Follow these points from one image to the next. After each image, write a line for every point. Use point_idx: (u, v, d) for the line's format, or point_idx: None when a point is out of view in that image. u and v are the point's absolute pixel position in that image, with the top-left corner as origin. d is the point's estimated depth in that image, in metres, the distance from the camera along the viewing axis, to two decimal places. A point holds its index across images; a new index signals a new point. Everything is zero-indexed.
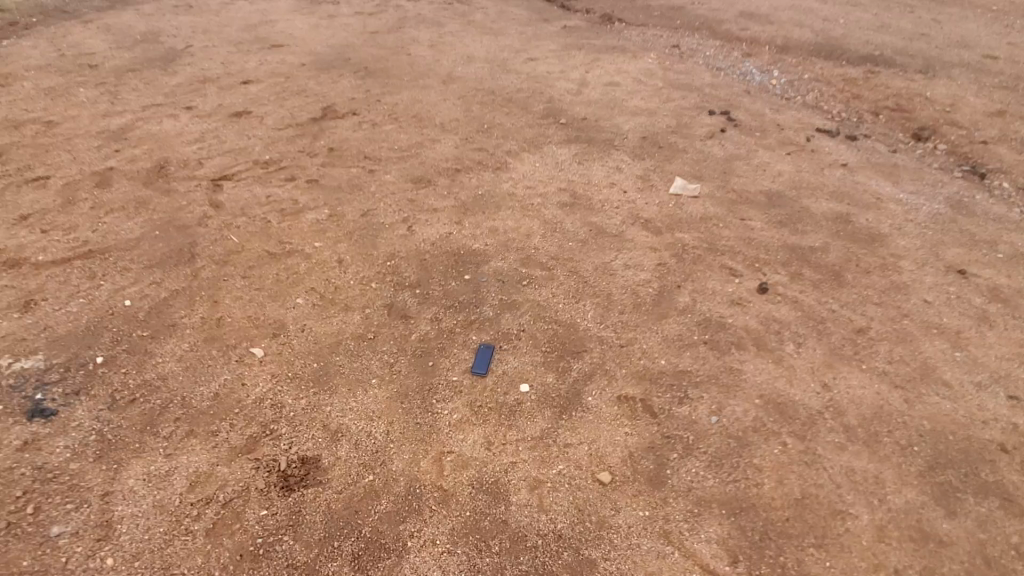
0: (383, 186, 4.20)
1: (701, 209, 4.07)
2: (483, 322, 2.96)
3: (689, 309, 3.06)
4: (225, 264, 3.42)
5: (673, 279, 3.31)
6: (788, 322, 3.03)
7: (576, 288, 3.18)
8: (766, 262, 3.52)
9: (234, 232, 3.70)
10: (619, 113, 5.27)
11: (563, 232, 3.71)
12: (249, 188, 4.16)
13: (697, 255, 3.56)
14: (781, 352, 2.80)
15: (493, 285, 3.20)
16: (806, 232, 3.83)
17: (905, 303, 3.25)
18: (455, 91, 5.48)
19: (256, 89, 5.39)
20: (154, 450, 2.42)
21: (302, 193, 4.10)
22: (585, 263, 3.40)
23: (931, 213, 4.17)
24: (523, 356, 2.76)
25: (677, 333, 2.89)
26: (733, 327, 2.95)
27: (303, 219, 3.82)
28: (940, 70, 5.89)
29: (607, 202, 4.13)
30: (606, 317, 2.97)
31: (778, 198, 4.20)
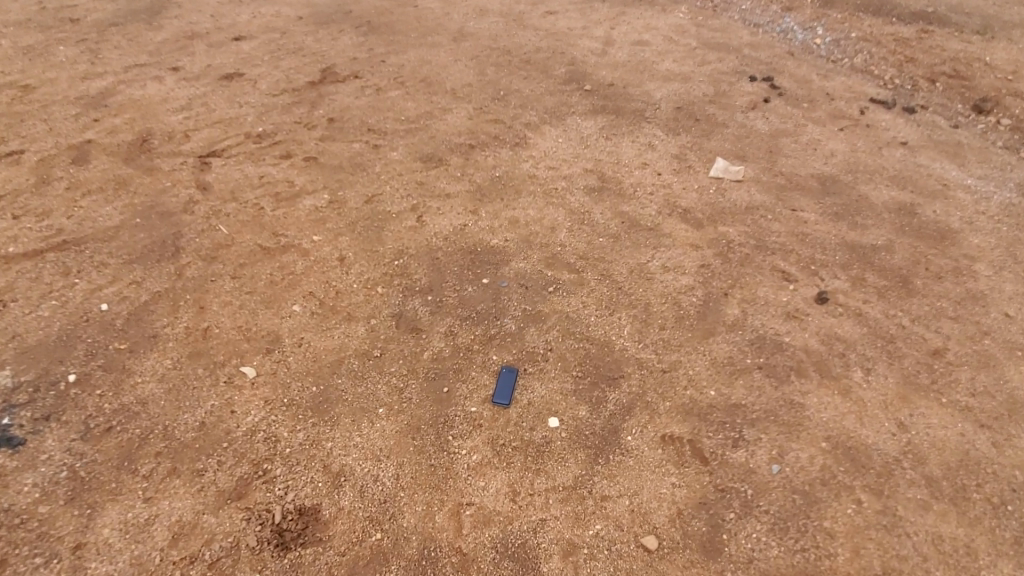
0: (389, 166, 3.75)
1: (746, 195, 3.61)
2: (504, 338, 2.60)
3: (739, 324, 2.67)
4: (213, 261, 3.04)
5: (719, 285, 2.90)
6: (853, 342, 2.65)
7: (609, 297, 2.80)
8: (822, 265, 3.11)
9: (223, 221, 3.30)
10: (649, 78, 4.70)
11: (591, 224, 3.28)
12: (240, 167, 3.72)
13: (745, 254, 3.14)
14: (848, 382, 2.44)
15: (515, 291, 2.82)
16: (866, 227, 3.39)
17: (983, 317, 2.84)
18: (467, 50, 4.91)
19: (248, 47, 4.85)
20: (133, 492, 2.13)
21: (299, 173, 3.67)
22: (618, 265, 2.99)
23: (1004, 203, 3.67)
24: (552, 382, 2.42)
25: (727, 355, 2.52)
26: (791, 349, 2.57)
27: (300, 205, 3.41)
28: (1000, 30, 5.22)
29: (639, 185, 3.65)
30: (644, 334, 2.60)
31: (831, 183, 3.72)
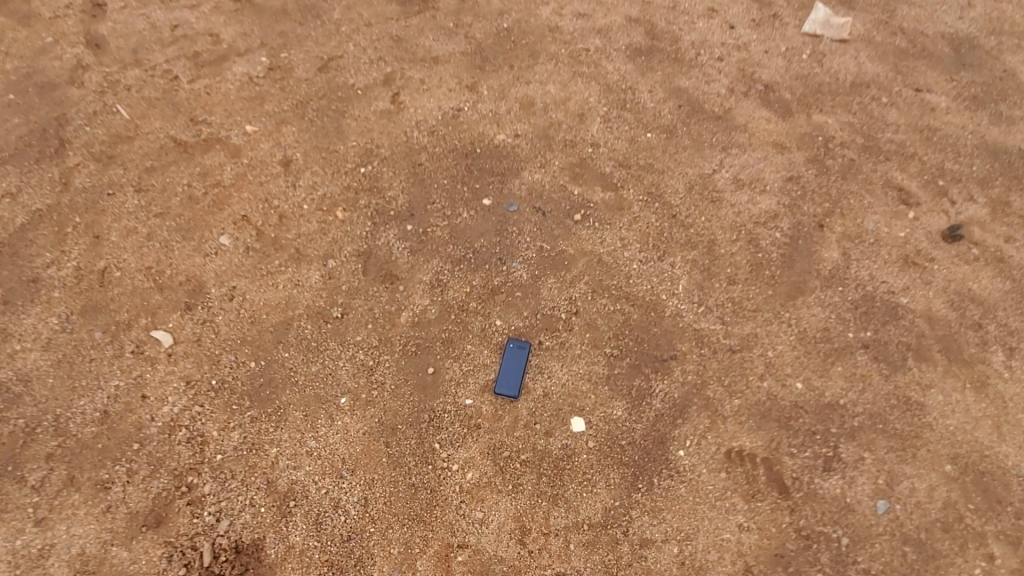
0: (351, 11, 2.61)
1: (851, 63, 2.53)
2: (512, 293, 1.88)
3: (840, 275, 1.92)
4: (111, 164, 2.19)
5: (812, 212, 2.07)
6: (992, 305, 1.91)
7: (659, 231, 1.98)
8: (953, 179, 2.22)
9: (124, 100, 2.35)
10: None
11: (636, 109, 2.31)
12: (144, 12, 2.59)
13: (849, 161, 2.23)
14: (985, 369, 1.77)
15: (526, 219, 2.01)
16: (1015, 118, 2.42)
17: None
18: None
19: None
20: (20, 511, 1.60)
21: (224, 20, 2.57)
22: (673, 177, 2.12)
23: None
24: (576, 365, 1.76)
25: (822, 327, 1.81)
26: (909, 318, 1.84)
27: (229, 76, 2.41)
28: None
29: (703, 44, 2.55)
30: (707, 293, 1.86)
31: (968, 48, 2.62)
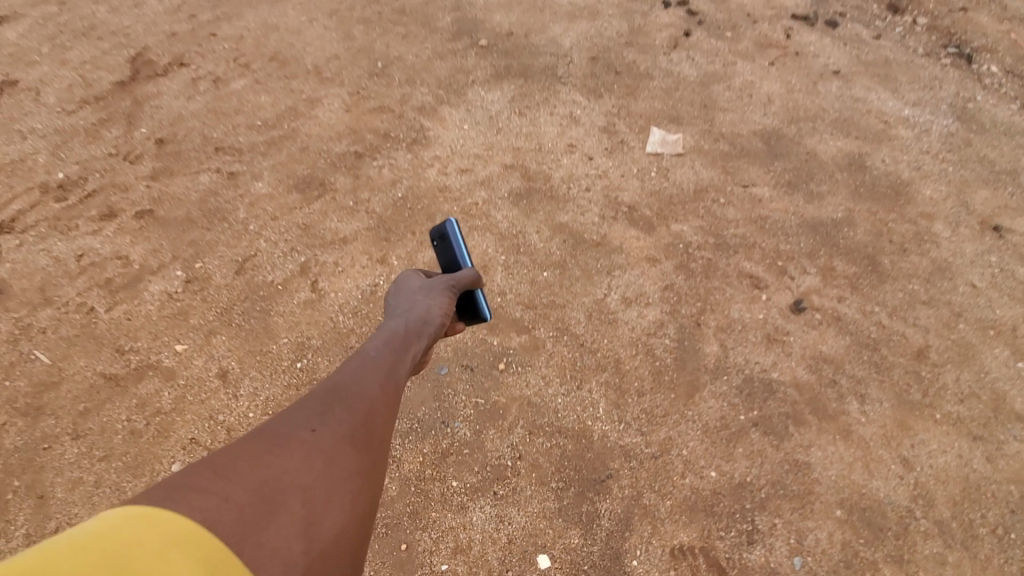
0: (255, 207, 2.84)
1: (691, 173, 3.00)
2: (461, 452, 2.12)
3: (722, 367, 2.33)
4: (39, 415, 2.25)
5: (690, 312, 2.50)
6: (840, 361, 2.38)
7: (572, 363, 2.31)
8: (788, 258, 2.71)
9: (41, 344, 2.42)
10: (552, 18, 3.72)
11: (529, 252, 2.68)
12: (45, 246, 2.70)
13: (707, 260, 2.68)
14: (847, 419, 2.22)
15: (459, 378, 2.27)
16: (822, 195, 2.95)
17: (953, 295, 2.65)
18: (321, 3, 3.80)
19: (19, 38, 3.59)
20: None
21: (131, 240, 2.72)
22: (573, 307, 2.49)
23: (943, 136, 3.29)
24: (529, 507, 2.01)
25: (719, 416, 2.20)
26: (782, 390, 2.28)
27: (146, 296, 2.54)
28: None
29: (570, 179, 2.96)
30: (623, 410, 2.20)
31: (775, 140, 3.17)
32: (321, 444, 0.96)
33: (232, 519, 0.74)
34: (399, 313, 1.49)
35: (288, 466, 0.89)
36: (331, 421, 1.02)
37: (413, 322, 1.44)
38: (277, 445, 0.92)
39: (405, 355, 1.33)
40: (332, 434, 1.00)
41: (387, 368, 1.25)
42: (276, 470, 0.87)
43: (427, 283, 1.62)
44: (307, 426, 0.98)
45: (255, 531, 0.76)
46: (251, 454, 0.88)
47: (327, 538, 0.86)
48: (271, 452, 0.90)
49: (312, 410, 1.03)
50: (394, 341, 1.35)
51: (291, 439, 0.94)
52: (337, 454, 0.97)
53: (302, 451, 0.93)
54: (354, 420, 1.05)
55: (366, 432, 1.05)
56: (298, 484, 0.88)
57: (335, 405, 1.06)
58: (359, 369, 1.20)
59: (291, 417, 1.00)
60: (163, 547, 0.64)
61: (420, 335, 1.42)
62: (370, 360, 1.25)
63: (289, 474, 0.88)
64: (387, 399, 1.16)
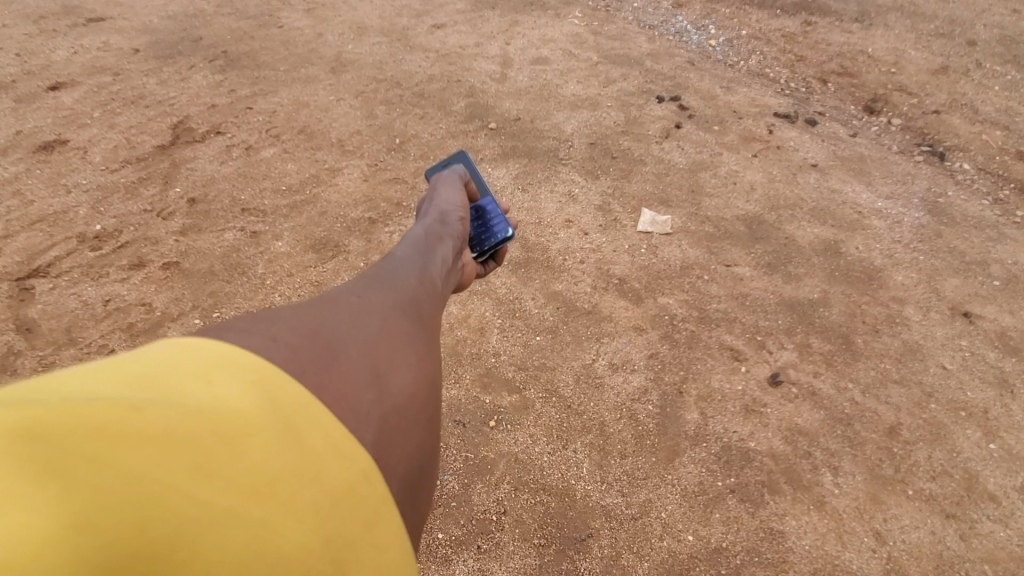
0: (274, 263, 3.07)
1: (678, 252, 3.24)
2: (449, 504, 2.27)
3: (702, 434, 2.49)
4: None
5: (672, 381, 2.66)
6: (815, 434, 2.52)
7: (559, 422, 2.50)
8: (767, 333, 2.88)
9: None
10: (556, 107, 4.11)
11: (525, 317, 2.88)
12: (75, 290, 2.92)
13: (691, 332, 2.86)
14: (821, 490, 2.34)
15: (451, 433, 2.46)
16: (799, 277, 3.15)
17: (925, 376, 2.76)
18: (349, 85, 4.22)
19: (75, 103, 3.99)
20: None
21: (156, 288, 2.93)
22: (563, 371, 2.67)
23: (914, 227, 3.48)
24: (511, 561, 2.14)
25: (696, 482, 2.35)
26: (758, 459, 2.42)
27: (165, 340, 2.73)
28: (876, 17, 5.24)
29: (567, 251, 3.19)
30: (606, 471, 2.36)
31: (757, 225, 3.41)
32: (370, 307, 0.99)
33: (290, 358, 0.76)
34: (420, 226, 1.54)
35: (340, 318, 0.91)
36: (377, 292, 1.05)
37: (433, 232, 1.49)
38: (332, 306, 0.95)
39: (436, 257, 1.37)
40: (380, 301, 1.02)
41: (422, 264, 1.29)
42: (331, 324, 0.89)
43: (450, 205, 1.69)
44: (353, 292, 1.02)
45: (318, 369, 0.78)
46: (306, 311, 0.90)
47: (393, 389, 0.87)
48: (325, 310, 0.92)
49: (356, 285, 1.06)
50: (422, 245, 1.39)
51: (340, 303, 0.96)
52: (387, 318, 0.99)
53: (353, 310, 0.95)
54: (399, 295, 1.08)
55: (410, 303, 1.08)
56: (355, 336, 0.89)
57: (376, 282, 1.09)
58: (397, 263, 1.24)
59: (337, 290, 1.03)
60: (200, 368, 0.64)
61: (441, 239, 1.48)
62: (404, 256, 1.29)
63: (344, 326, 0.90)
64: (427, 288, 1.20)
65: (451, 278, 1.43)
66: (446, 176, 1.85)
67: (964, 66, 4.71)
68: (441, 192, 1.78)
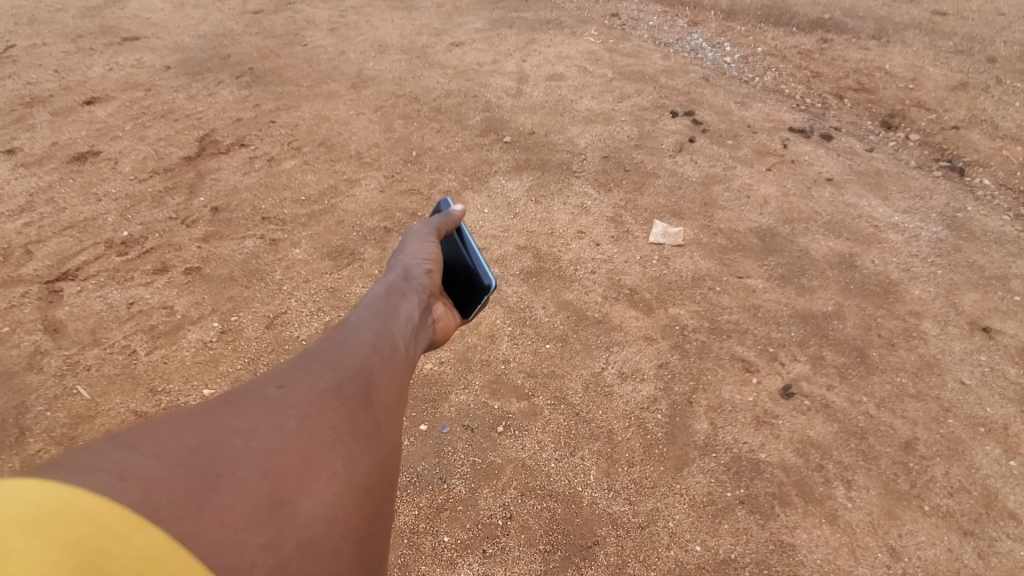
0: (291, 270, 3.15)
1: (690, 263, 3.24)
2: (455, 508, 2.29)
3: (711, 444, 2.47)
4: (72, 445, 2.46)
5: (682, 390, 2.66)
6: (828, 447, 2.48)
7: (566, 429, 2.51)
8: (779, 345, 2.86)
9: (84, 380, 2.67)
10: (570, 121, 4.18)
11: (535, 325, 2.90)
12: (101, 293, 3.03)
13: (701, 342, 2.85)
14: (833, 504, 2.31)
15: (459, 437, 2.49)
16: (813, 289, 3.13)
17: (942, 391, 2.71)
18: (369, 100, 4.35)
19: (107, 115, 4.18)
20: None
21: (177, 292, 3.03)
22: (572, 379, 2.69)
23: (932, 240, 3.43)
24: (516, 566, 2.14)
25: (704, 491, 2.34)
26: (769, 471, 2.40)
27: (184, 342, 2.81)
28: (893, 34, 5.24)
29: (578, 261, 3.22)
30: (614, 479, 2.36)
31: (770, 237, 3.40)
32: (286, 405, 0.95)
33: (155, 488, 0.68)
34: (381, 286, 1.61)
35: (244, 425, 0.87)
36: (300, 385, 1.02)
37: (393, 294, 1.55)
38: (244, 408, 0.91)
39: (395, 323, 1.40)
40: (302, 395, 1.00)
41: (372, 336, 1.29)
42: (232, 432, 0.84)
43: (416, 259, 1.75)
44: (270, 387, 0.99)
45: (198, 495, 0.72)
46: (201, 419, 0.85)
47: (298, 511, 0.81)
48: (229, 414, 0.88)
49: (278, 376, 1.04)
50: (379, 312, 1.43)
51: (249, 403, 0.92)
52: (306, 416, 0.96)
53: (262, 411, 0.92)
54: (327, 384, 1.06)
55: (340, 392, 1.05)
56: (256, 447, 0.84)
57: (302, 371, 1.07)
58: (341, 339, 1.23)
59: (253, 384, 1.01)
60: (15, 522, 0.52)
61: (405, 295, 1.57)
62: (351, 329, 1.30)
63: (248, 432, 0.86)
64: (376, 358, 1.22)
65: (419, 341, 1.52)
66: (418, 230, 1.90)
67: (985, 82, 4.67)
68: (405, 247, 1.82)
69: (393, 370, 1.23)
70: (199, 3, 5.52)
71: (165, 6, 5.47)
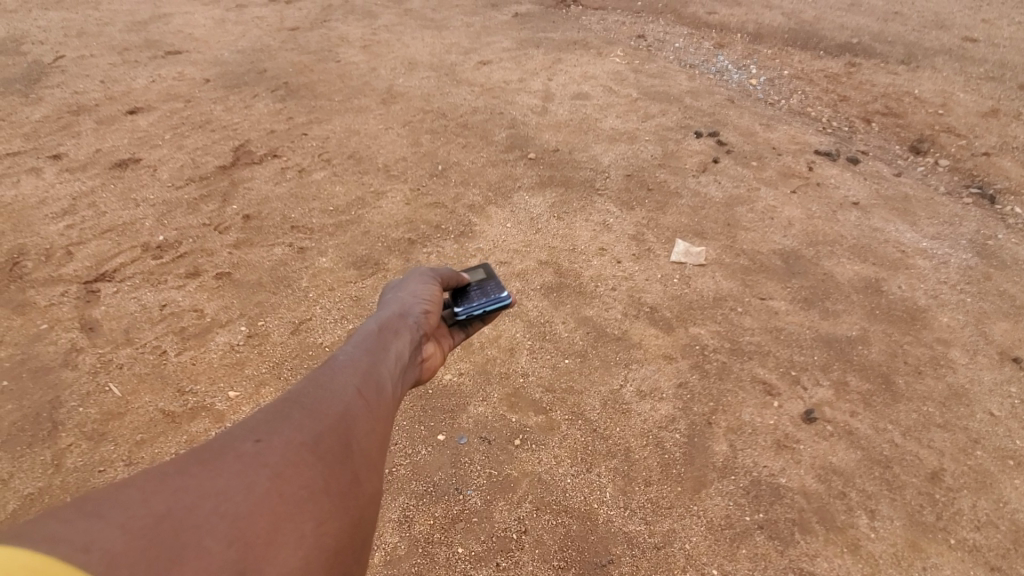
0: (317, 278, 3.23)
1: (712, 283, 3.23)
2: (470, 519, 2.29)
3: (730, 467, 2.45)
4: (101, 440, 2.54)
5: (701, 411, 2.64)
6: (850, 474, 2.44)
7: (583, 445, 2.51)
8: (802, 369, 2.82)
9: (116, 377, 2.76)
10: (594, 140, 4.22)
11: (554, 340, 2.92)
12: (136, 294, 3.14)
13: (722, 363, 2.83)
14: (855, 533, 2.26)
15: (475, 448, 2.50)
16: (837, 313, 3.09)
17: (971, 421, 2.64)
18: (398, 115, 4.45)
19: (147, 123, 4.37)
20: None
21: (208, 296, 3.12)
22: (590, 395, 2.69)
23: (961, 268, 3.37)
24: None
25: (723, 514, 2.31)
26: (789, 496, 2.36)
27: (212, 345, 2.89)
28: (923, 59, 5.21)
29: (599, 278, 3.24)
30: (630, 497, 2.35)
31: (794, 260, 3.37)
32: (261, 462, 1.00)
33: (115, 564, 0.73)
34: (376, 320, 1.64)
35: (216, 486, 0.91)
36: (278, 436, 1.07)
37: (387, 330, 1.59)
38: (218, 464, 0.96)
39: (382, 365, 1.44)
40: (278, 449, 1.04)
41: (358, 379, 1.34)
42: (202, 494, 0.89)
43: (414, 295, 1.80)
44: (247, 439, 1.04)
45: (160, 567, 0.76)
46: (176, 479, 0.90)
47: None
48: (201, 473, 0.93)
49: (258, 426, 1.09)
50: (370, 352, 1.47)
51: (225, 459, 0.97)
52: (280, 474, 1.00)
53: (237, 469, 0.96)
54: (306, 436, 1.10)
55: (317, 445, 1.10)
56: (226, 509, 0.89)
57: (283, 420, 1.12)
58: (328, 383, 1.28)
59: (233, 433, 1.06)
60: None
61: (398, 332, 1.60)
62: (339, 369, 1.35)
63: (219, 495, 0.90)
64: (359, 406, 1.26)
65: (407, 377, 1.55)
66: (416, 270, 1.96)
67: (1017, 109, 4.59)
68: (404, 283, 1.87)
69: (375, 416, 1.27)
70: (239, 20, 5.74)
71: (206, 22, 5.70)
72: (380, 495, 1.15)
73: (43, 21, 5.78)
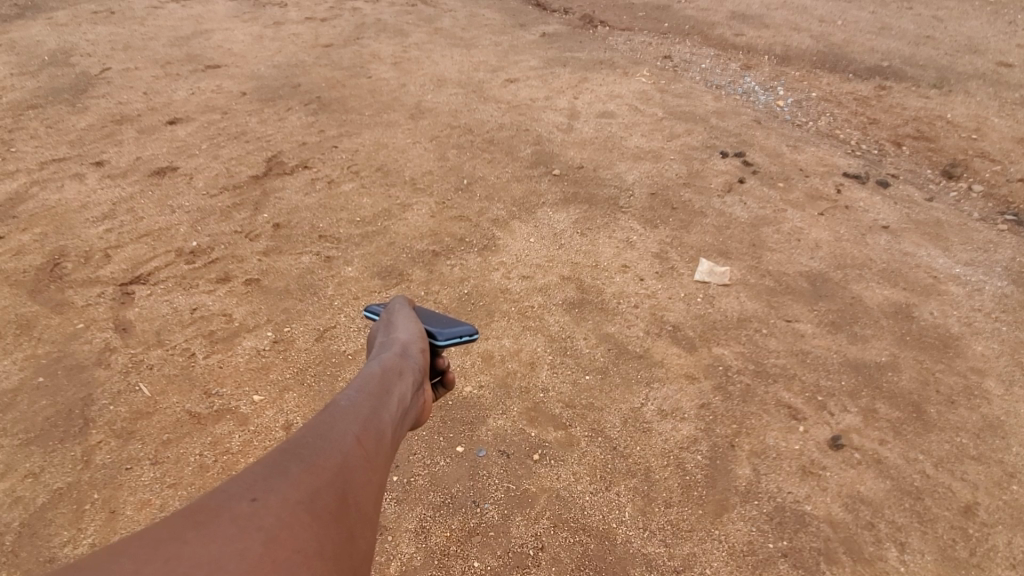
0: (342, 287, 3.29)
1: (736, 304, 3.19)
2: (487, 533, 2.28)
3: (754, 491, 2.40)
4: (129, 439, 2.60)
5: (723, 433, 2.59)
6: (879, 504, 2.36)
7: (603, 462, 2.49)
8: (828, 394, 2.76)
9: (145, 378, 2.83)
10: (619, 157, 4.24)
11: (576, 356, 2.91)
12: (169, 298, 3.23)
13: (746, 385, 2.78)
14: (884, 566, 2.19)
15: (494, 462, 2.49)
16: (866, 338, 3.02)
17: (1006, 455, 2.55)
18: (426, 130, 4.54)
19: (184, 133, 4.54)
20: None
21: (237, 301, 3.20)
22: (610, 412, 2.67)
23: (996, 295, 3.28)
24: None
25: (745, 540, 2.25)
26: (814, 524, 2.30)
27: (239, 349, 2.95)
28: (956, 83, 5.14)
29: (621, 295, 3.22)
30: (649, 518, 2.31)
31: (820, 282, 3.32)
32: (256, 525, 1.01)
33: None
34: (376, 361, 1.67)
35: (210, 554, 0.92)
36: (275, 496, 1.08)
37: (389, 372, 1.61)
38: (212, 529, 0.97)
39: (382, 410, 1.46)
40: (274, 510, 1.06)
41: (356, 427, 1.35)
42: (197, 563, 0.90)
43: (409, 337, 1.83)
44: (243, 499, 1.05)
45: None
46: (169, 546, 0.91)
47: None
48: (195, 540, 0.94)
49: (255, 483, 1.10)
50: (371, 396, 1.49)
51: (220, 523, 0.98)
52: (275, 536, 1.01)
53: (231, 532, 0.98)
54: (301, 494, 1.12)
55: (313, 503, 1.12)
56: None
57: (280, 477, 1.13)
58: (327, 434, 1.29)
59: (230, 492, 1.07)
60: None
61: (400, 375, 1.63)
62: (339, 417, 1.37)
63: (213, 563, 0.91)
64: (355, 458, 1.27)
65: (405, 422, 1.58)
66: (402, 310, 2.01)
67: None
68: (395, 323, 1.92)
69: (372, 467, 1.30)
70: (276, 36, 5.95)
71: (245, 38, 5.91)
72: (370, 553, 1.17)
73: (91, 35, 6.06)
